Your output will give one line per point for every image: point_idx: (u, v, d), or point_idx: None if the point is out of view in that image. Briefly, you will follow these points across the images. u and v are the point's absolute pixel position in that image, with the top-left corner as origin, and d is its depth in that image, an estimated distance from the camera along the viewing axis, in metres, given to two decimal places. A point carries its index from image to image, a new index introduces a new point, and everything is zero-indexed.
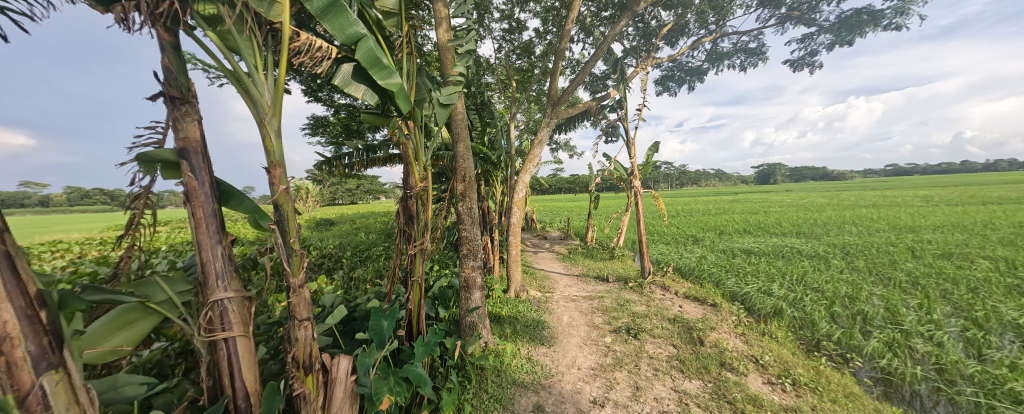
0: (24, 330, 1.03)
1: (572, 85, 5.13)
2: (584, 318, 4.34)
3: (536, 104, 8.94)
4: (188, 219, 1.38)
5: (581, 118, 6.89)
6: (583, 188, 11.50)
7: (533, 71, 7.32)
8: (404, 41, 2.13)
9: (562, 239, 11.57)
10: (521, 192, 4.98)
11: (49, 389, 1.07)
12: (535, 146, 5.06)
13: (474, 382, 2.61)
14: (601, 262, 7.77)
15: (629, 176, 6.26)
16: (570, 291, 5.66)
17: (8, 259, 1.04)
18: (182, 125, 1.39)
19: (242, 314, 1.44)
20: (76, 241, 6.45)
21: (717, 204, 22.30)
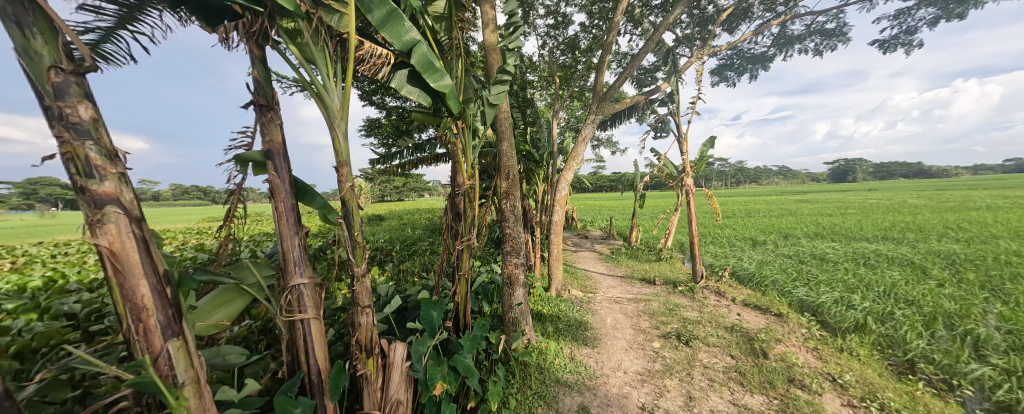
0: (155, 303, 1.25)
1: (620, 79, 4.95)
2: (629, 321, 4.19)
3: (579, 101, 8.78)
4: (273, 213, 1.56)
5: (627, 113, 6.64)
6: (626, 187, 11.09)
7: (576, 67, 7.21)
8: (454, 44, 2.22)
9: (603, 239, 11.26)
10: (564, 190, 4.92)
11: (173, 353, 1.28)
12: (578, 143, 4.97)
13: (518, 377, 2.64)
14: (645, 264, 7.43)
15: (680, 174, 5.91)
16: (613, 292, 5.47)
17: (145, 243, 1.26)
18: (269, 130, 1.58)
19: (315, 299, 1.60)
20: (182, 230, 7.68)
21: (778, 205, 20.17)
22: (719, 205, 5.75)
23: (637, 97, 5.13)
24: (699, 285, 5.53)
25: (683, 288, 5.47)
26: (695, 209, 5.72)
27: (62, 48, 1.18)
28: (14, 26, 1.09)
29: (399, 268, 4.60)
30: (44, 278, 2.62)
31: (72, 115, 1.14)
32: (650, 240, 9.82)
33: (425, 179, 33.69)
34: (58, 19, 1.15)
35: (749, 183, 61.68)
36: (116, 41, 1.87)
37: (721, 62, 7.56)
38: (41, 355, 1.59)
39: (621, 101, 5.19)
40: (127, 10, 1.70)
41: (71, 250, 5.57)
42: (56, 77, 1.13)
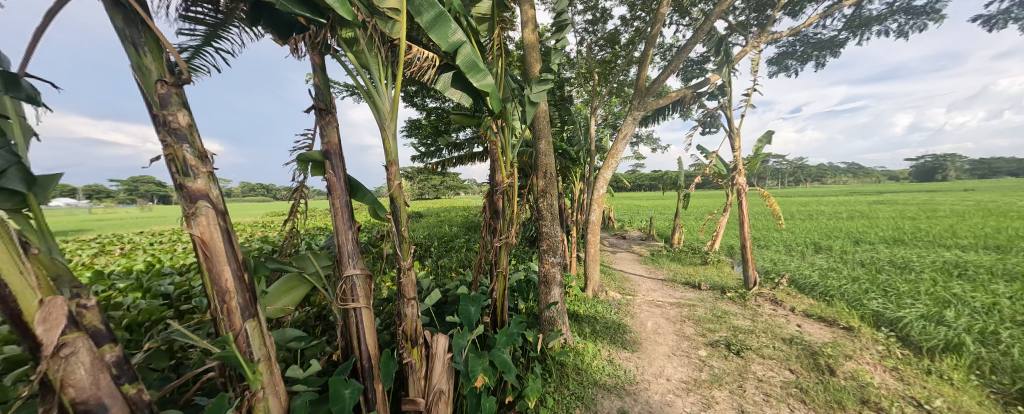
0: (235, 287, 1.41)
1: (665, 72, 4.72)
2: (671, 326, 4.02)
3: (618, 97, 8.53)
4: (330, 208, 1.69)
5: (670, 108, 6.33)
6: (668, 186, 10.59)
7: (616, 62, 7.00)
8: (495, 44, 2.25)
9: (642, 240, 10.84)
10: (602, 189, 4.82)
11: (250, 332, 1.43)
12: (618, 141, 4.84)
13: (555, 376, 2.63)
14: (689, 268, 7.05)
15: (731, 171, 5.52)
16: (654, 296, 5.25)
17: (227, 233, 1.42)
18: (327, 132, 1.72)
19: (366, 289, 1.70)
20: (251, 224, 8.61)
21: (847, 207, 18.00)
22: (777, 206, 5.28)
23: (683, 90, 4.86)
24: (751, 292, 5.14)
25: (733, 295, 5.12)
26: (746, 211, 5.33)
27: (167, 65, 1.37)
28: (132, 47, 1.28)
29: (438, 263, 4.79)
30: (149, 262, 3.09)
31: (173, 122, 1.33)
32: (694, 242, 9.29)
33: (459, 178, 34.63)
34: (163, 40, 1.33)
35: (805, 182, 55.85)
36: (202, 56, 2.14)
37: (781, 50, 6.92)
38: (147, 328, 1.87)
39: (666, 96, 4.96)
40: (213, 30, 1.92)
41: (169, 238, 6.55)
42: (162, 89, 1.32)
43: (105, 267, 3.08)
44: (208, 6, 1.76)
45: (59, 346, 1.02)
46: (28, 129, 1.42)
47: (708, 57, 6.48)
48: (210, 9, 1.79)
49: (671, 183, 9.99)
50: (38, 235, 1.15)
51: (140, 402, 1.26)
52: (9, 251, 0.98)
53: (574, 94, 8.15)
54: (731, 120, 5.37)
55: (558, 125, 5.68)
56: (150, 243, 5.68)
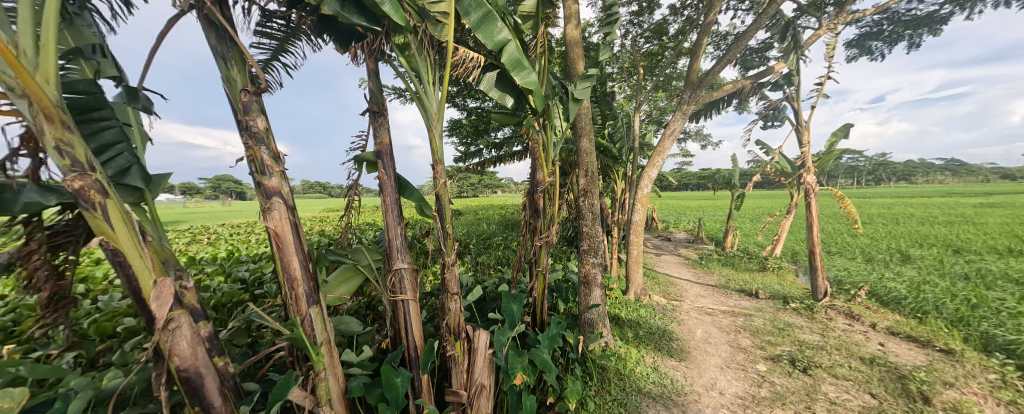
0: (301, 275, 1.54)
1: (721, 63, 4.40)
2: (724, 337, 3.78)
3: (665, 91, 8.11)
4: (381, 205, 1.79)
5: (726, 101, 5.90)
6: (719, 185, 9.88)
7: (663, 54, 6.66)
8: (538, 42, 2.24)
9: (689, 242, 10.23)
10: (647, 188, 4.62)
11: (313, 318, 1.55)
12: (665, 138, 4.61)
13: (596, 380, 2.57)
14: (744, 274, 6.52)
15: (800, 170, 5.02)
16: (705, 304, 4.95)
17: (295, 226, 1.56)
18: (380, 133, 1.83)
19: (412, 283, 1.78)
20: (312, 219, 9.51)
21: (947, 211, 15.37)
22: (853, 208, 4.68)
23: (743, 81, 4.49)
24: (819, 304, 4.66)
25: (797, 307, 4.65)
26: (814, 212, 4.83)
27: (250, 76, 1.54)
28: (222, 61, 1.46)
29: (478, 260, 4.94)
30: (233, 250, 3.54)
31: (254, 126, 1.49)
32: (749, 247, 8.57)
33: (495, 176, 35.24)
34: (246, 53, 1.50)
35: (880, 182, 48.91)
36: (273, 69, 2.40)
37: (863, 31, 6.11)
38: (230, 308, 2.14)
39: (721, 88, 4.63)
40: (283, 43, 2.12)
41: (247, 230, 7.47)
42: (245, 97, 1.48)
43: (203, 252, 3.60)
44: (281, 21, 1.94)
45: (167, 320, 1.19)
46: (145, 137, 1.70)
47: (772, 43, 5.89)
48: (282, 24, 1.97)
49: (723, 182, 9.29)
50: (153, 225, 1.35)
51: (227, 373, 1.43)
52: (133, 237, 1.16)
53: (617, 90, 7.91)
54: (798, 113, 4.88)
55: (600, 122, 5.56)
56: (234, 234, 6.53)
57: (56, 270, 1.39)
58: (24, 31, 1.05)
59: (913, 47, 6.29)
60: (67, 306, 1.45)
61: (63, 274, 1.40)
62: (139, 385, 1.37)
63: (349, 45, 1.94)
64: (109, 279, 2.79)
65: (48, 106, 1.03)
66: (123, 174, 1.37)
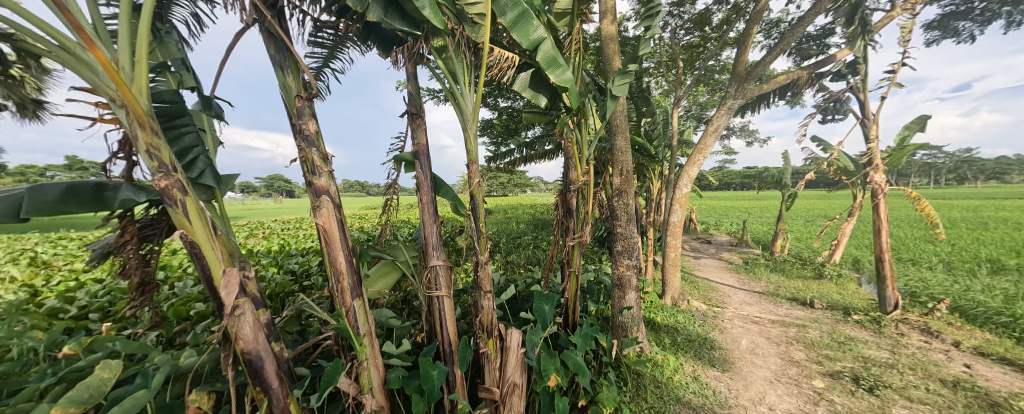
0: (346, 269, 1.62)
1: (773, 53, 4.10)
2: (774, 348, 3.57)
3: (706, 85, 7.70)
4: (418, 203, 1.85)
5: (777, 94, 5.50)
6: (767, 185, 9.22)
7: (705, 46, 6.32)
8: (574, 39, 2.22)
9: (732, 246, 9.69)
10: (687, 187, 4.42)
11: (357, 310, 1.64)
12: (707, 135, 4.39)
13: (632, 387, 2.51)
14: (796, 282, 6.11)
15: (866, 168, 4.58)
16: (750, 312, 4.77)
17: (340, 222, 1.65)
18: (418, 134, 1.90)
19: (447, 279, 1.82)
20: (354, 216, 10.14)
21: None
22: (932, 210, 4.15)
23: (799, 71, 4.16)
24: (889, 317, 4.26)
25: (861, 319, 4.27)
26: (881, 215, 4.40)
27: (303, 82, 1.66)
28: (280, 70, 1.59)
29: (513, 259, 5.04)
30: (288, 244, 3.88)
31: (306, 129, 1.59)
32: (802, 252, 7.94)
33: (524, 176, 35.41)
34: (300, 61, 1.61)
35: (959, 181, 42.97)
36: (324, 74, 2.58)
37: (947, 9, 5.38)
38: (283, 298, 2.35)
39: (772, 80, 4.32)
40: (332, 51, 2.26)
41: (298, 225, 8.14)
42: (299, 103, 1.60)
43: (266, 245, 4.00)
44: (330, 31, 2.06)
45: (233, 307, 1.31)
46: (217, 141, 1.89)
47: (835, 28, 5.35)
48: (331, 33, 2.10)
49: (772, 181, 8.67)
50: (222, 219, 1.50)
51: (282, 358, 1.54)
52: (208, 231, 1.28)
53: (653, 85, 7.64)
54: (865, 105, 4.43)
55: (635, 119, 5.39)
56: (285, 230, 7.14)
57: (143, 259, 1.56)
58: (124, 49, 1.21)
59: (1013, 25, 5.44)
60: (149, 292, 1.62)
61: (147, 262, 1.57)
62: (209, 364, 1.51)
63: (391, 49, 2.04)
64: (189, 268, 3.19)
65: (142, 114, 1.18)
66: (200, 175, 1.54)
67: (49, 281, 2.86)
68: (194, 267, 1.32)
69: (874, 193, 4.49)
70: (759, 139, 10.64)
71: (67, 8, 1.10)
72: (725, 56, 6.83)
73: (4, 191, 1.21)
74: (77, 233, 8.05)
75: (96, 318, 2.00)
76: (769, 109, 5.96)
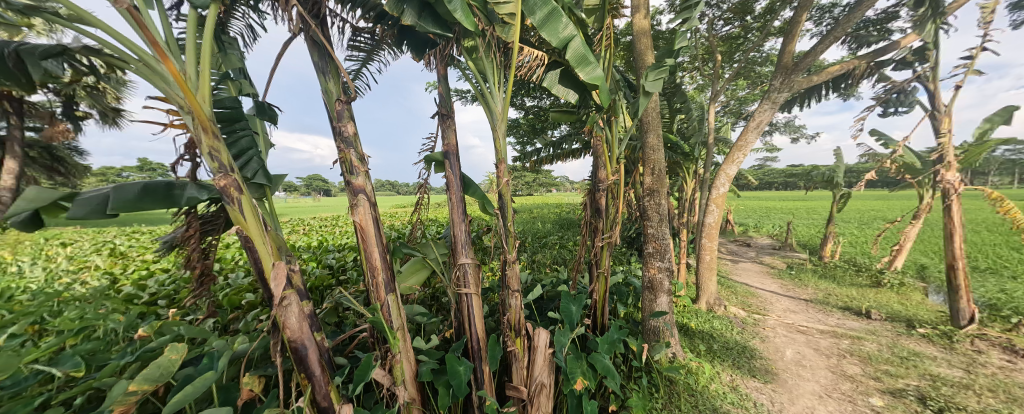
0: (381, 265, 1.69)
1: (825, 42, 3.81)
2: (823, 361, 3.34)
3: (747, 79, 7.28)
4: (448, 202, 1.89)
5: (828, 87, 5.11)
6: (815, 185, 8.58)
7: (745, 36, 5.97)
8: (604, 35, 2.20)
9: (774, 250, 9.12)
10: (724, 187, 4.23)
11: (391, 304, 1.70)
12: (748, 131, 4.17)
13: (664, 393, 2.44)
14: (850, 290, 5.68)
15: (936, 164, 4.16)
16: (796, 320, 4.50)
17: (375, 220, 1.71)
18: (448, 134, 1.94)
19: (475, 277, 1.84)
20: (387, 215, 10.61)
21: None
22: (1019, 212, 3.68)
23: (855, 61, 3.85)
24: (963, 332, 3.86)
25: (927, 333, 3.89)
26: (954, 218, 4.02)
27: (343, 86, 1.74)
28: (323, 76, 1.68)
29: (541, 258, 5.06)
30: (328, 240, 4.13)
31: (345, 131, 1.68)
32: (855, 257, 7.32)
33: (548, 175, 35.28)
34: (339, 66, 1.69)
35: None
36: (360, 77, 2.70)
37: None
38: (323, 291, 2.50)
39: (824, 71, 4.02)
40: (369, 54, 2.37)
41: (336, 223, 8.64)
42: (339, 106, 1.68)
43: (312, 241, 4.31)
44: (367, 35, 2.15)
45: (281, 298, 1.39)
46: (267, 143, 2.05)
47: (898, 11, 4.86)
48: (368, 37, 2.19)
49: (820, 180, 8.05)
50: (271, 216, 1.61)
51: (323, 347, 1.62)
52: (261, 227, 1.38)
53: (687, 80, 7.34)
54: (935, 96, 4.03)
55: (669, 115, 5.22)
56: (324, 227, 7.61)
57: (204, 251, 1.71)
58: (190, 60, 1.32)
59: None
60: (209, 283, 1.76)
61: (206, 255, 1.71)
62: (259, 350, 1.63)
63: (424, 51, 2.11)
64: (245, 261, 3.50)
65: (205, 119, 1.28)
66: (254, 175, 1.67)
67: (128, 270, 3.23)
68: (248, 260, 1.43)
69: (944, 193, 4.08)
70: (805, 134, 9.90)
71: (145, 24, 1.22)
72: (768, 47, 6.43)
73: (95, 191, 1.36)
74: (151, 228, 9.09)
75: (163, 305, 2.23)
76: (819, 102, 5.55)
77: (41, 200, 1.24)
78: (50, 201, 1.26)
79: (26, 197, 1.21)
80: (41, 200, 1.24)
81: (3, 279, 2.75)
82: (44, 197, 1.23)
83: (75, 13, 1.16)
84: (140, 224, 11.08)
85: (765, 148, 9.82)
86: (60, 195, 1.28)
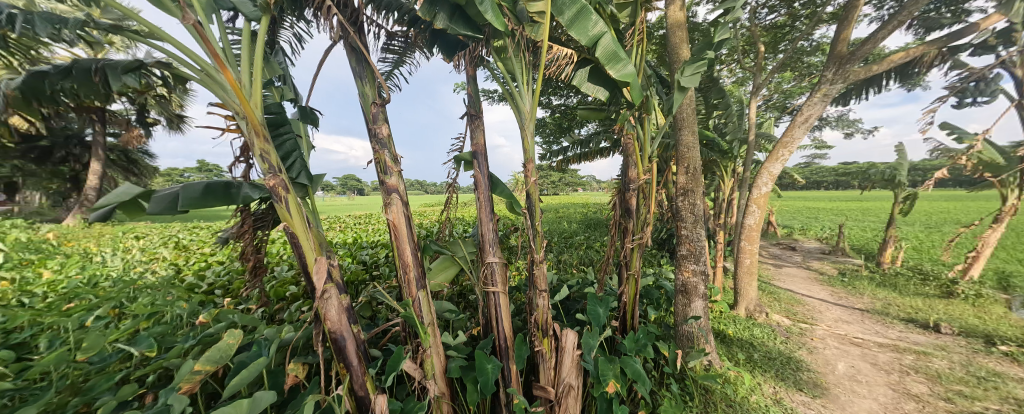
0: (412, 262, 1.74)
1: (886, 27, 3.49)
2: (882, 377, 3.07)
3: (792, 70, 6.79)
4: (476, 201, 1.92)
5: (889, 77, 4.67)
6: (872, 184, 7.84)
7: (791, 25, 5.57)
8: (636, 30, 2.16)
9: (823, 255, 8.44)
10: (766, 186, 4.00)
11: (421, 301, 1.74)
12: (795, 126, 3.90)
13: (700, 402, 2.35)
14: (914, 301, 5.14)
15: None
16: (848, 331, 4.16)
17: (407, 218, 1.76)
18: (477, 135, 1.96)
19: (502, 276, 1.85)
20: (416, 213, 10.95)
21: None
22: None
23: (923, 47, 3.48)
24: None
25: (1010, 352, 3.45)
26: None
27: (378, 89, 1.81)
28: (360, 81, 1.77)
29: (570, 259, 5.04)
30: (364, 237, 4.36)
31: (380, 133, 1.75)
32: (921, 265, 6.61)
33: (572, 174, 34.90)
34: (375, 71, 1.76)
35: None
36: (393, 79, 2.81)
37: None
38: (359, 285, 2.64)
39: (886, 59, 3.66)
40: (400, 56, 2.44)
41: (369, 221, 9.05)
42: (375, 109, 1.76)
43: (350, 238, 4.56)
44: (400, 38, 2.23)
45: (323, 291, 1.47)
46: (309, 145, 2.18)
47: None
48: (401, 40, 2.27)
49: (878, 179, 7.34)
50: (313, 214, 1.71)
51: (359, 340, 1.70)
52: (305, 224, 1.47)
53: (725, 73, 6.97)
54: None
55: (705, 111, 4.99)
56: (359, 224, 8.03)
57: (256, 245, 1.86)
58: (245, 69, 1.43)
59: None
60: (259, 275, 1.91)
61: (259, 249, 1.85)
62: (303, 339, 1.74)
63: (455, 53, 2.17)
64: (290, 255, 3.77)
65: (257, 124, 1.38)
66: (298, 175, 1.79)
67: (191, 262, 3.58)
68: (293, 254, 1.52)
69: None
70: (860, 129, 9.04)
71: (207, 38, 1.34)
72: (818, 35, 5.94)
73: (166, 190, 1.51)
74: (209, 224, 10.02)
75: (220, 294, 2.45)
76: (878, 94, 5.07)
77: (126, 196, 1.40)
78: (132, 197, 1.42)
79: (114, 193, 1.37)
80: (125, 195, 1.40)
81: (92, 267, 3.15)
82: (127, 193, 1.39)
83: (149, 31, 1.29)
84: (200, 220, 12.23)
85: (812, 144, 9.11)
86: (140, 192, 1.44)
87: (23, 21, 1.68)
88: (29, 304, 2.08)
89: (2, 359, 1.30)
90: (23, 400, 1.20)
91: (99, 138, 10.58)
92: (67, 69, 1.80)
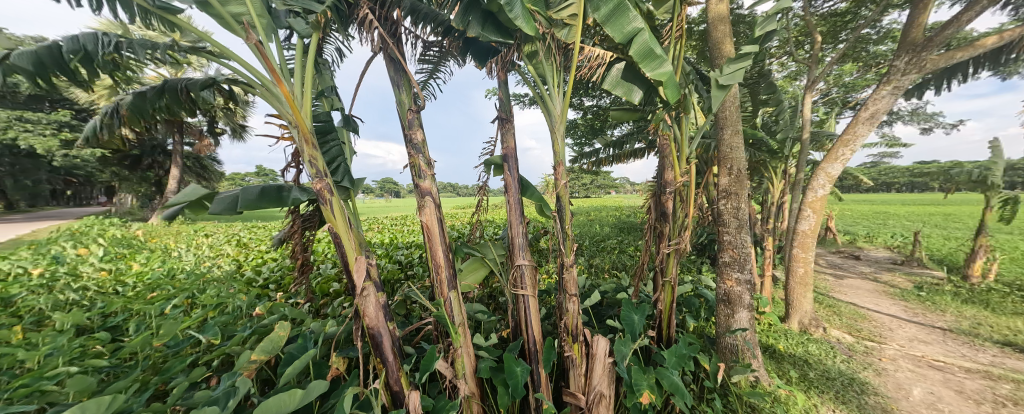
0: (443, 262, 1.77)
1: (972, 4, 3.06)
2: (969, 408, 2.67)
3: (856, 61, 6.13)
4: (506, 204, 1.94)
5: (979, 63, 4.06)
6: (956, 185, 6.85)
7: (853, 11, 5.05)
8: (674, 26, 2.08)
9: (895, 265, 7.50)
10: (823, 188, 3.65)
11: (453, 301, 1.77)
12: (857, 123, 3.52)
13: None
14: (1013, 321, 4.41)
15: None
16: (926, 353, 3.66)
17: (439, 219, 1.80)
18: (507, 138, 1.98)
19: (531, 279, 1.84)
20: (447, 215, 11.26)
21: None
22: None
23: (1022, 28, 3.01)
24: None
25: None
26: None
27: (413, 97, 1.90)
28: (397, 90, 1.86)
29: (605, 263, 4.94)
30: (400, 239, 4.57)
31: (414, 138, 1.82)
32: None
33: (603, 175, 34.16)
34: (410, 79, 1.84)
35: None
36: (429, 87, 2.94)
37: None
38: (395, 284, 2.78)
39: (972, 44, 3.21)
40: (435, 66, 2.53)
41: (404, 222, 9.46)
42: (410, 115, 1.83)
43: (388, 240, 4.80)
44: (435, 48, 2.32)
45: (362, 288, 1.54)
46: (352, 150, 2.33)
47: None
48: (436, 50, 2.36)
49: (964, 180, 6.41)
50: (354, 215, 1.81)
51: (395, 336, 1.76)
52: (347, 224, 1.56)
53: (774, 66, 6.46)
54: None
55: (752, 109, 4.66)
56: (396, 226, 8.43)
57: (304, 244, 2.01)
58: (296, 81, 1.55)
59: None
60: (306, 272, 2.07)
61: (306, 247, 2.00)
62: (344, 332, 1.85)
63: (487, 59, 2.23)
64: (335, 254, 4.05)
65: (306, 132, 1.48)
66: (342, 178, 1.93)
67: (250, 258, 3.97)
68: (336, 253, 1.62)
69: None
70: (942, 122, 7.93)
71: (266, 53, 1.45)
72: (887, 20, 5.32)
73: (227, 192, 1.67)
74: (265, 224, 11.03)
75: (273, 288, 2.69)
76: (964, 83, 4.44)
77: (193, 196, 1.58)
78: (197, 198, 1.60)
79: (184, 192, 1.56)
80: (192, 196, 1.58)
81: (171, 261, 3.60)
82: (195, 194, 1.57)
83: (219, 51, 1.44)
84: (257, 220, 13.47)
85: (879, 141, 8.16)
86: (204, 193, 1.62)
87: (127, 47, 1.96)
88: (123, 292, 2.41)
89: (101, 340, 1.52)
90: (115, 375, 1.38)
91: (177, 147, 12.02)
92: (160, 88, 2.08)
